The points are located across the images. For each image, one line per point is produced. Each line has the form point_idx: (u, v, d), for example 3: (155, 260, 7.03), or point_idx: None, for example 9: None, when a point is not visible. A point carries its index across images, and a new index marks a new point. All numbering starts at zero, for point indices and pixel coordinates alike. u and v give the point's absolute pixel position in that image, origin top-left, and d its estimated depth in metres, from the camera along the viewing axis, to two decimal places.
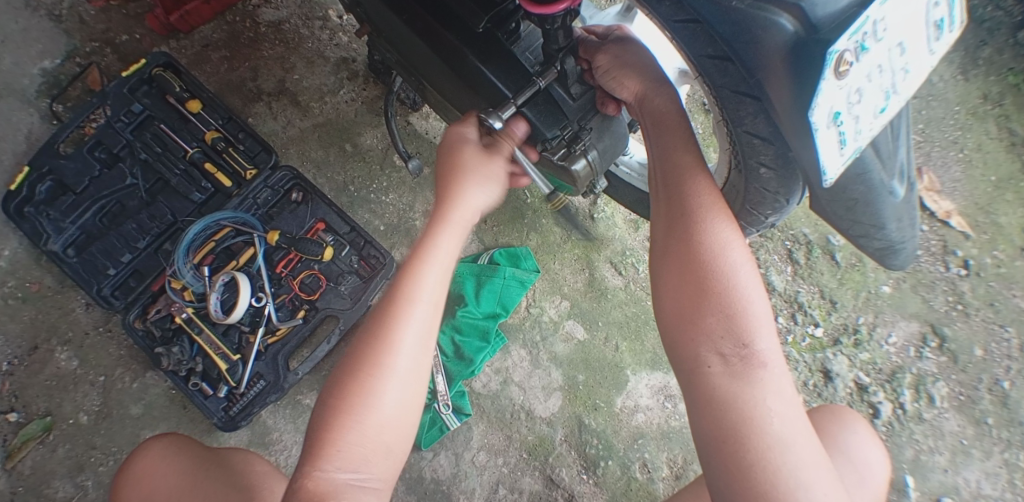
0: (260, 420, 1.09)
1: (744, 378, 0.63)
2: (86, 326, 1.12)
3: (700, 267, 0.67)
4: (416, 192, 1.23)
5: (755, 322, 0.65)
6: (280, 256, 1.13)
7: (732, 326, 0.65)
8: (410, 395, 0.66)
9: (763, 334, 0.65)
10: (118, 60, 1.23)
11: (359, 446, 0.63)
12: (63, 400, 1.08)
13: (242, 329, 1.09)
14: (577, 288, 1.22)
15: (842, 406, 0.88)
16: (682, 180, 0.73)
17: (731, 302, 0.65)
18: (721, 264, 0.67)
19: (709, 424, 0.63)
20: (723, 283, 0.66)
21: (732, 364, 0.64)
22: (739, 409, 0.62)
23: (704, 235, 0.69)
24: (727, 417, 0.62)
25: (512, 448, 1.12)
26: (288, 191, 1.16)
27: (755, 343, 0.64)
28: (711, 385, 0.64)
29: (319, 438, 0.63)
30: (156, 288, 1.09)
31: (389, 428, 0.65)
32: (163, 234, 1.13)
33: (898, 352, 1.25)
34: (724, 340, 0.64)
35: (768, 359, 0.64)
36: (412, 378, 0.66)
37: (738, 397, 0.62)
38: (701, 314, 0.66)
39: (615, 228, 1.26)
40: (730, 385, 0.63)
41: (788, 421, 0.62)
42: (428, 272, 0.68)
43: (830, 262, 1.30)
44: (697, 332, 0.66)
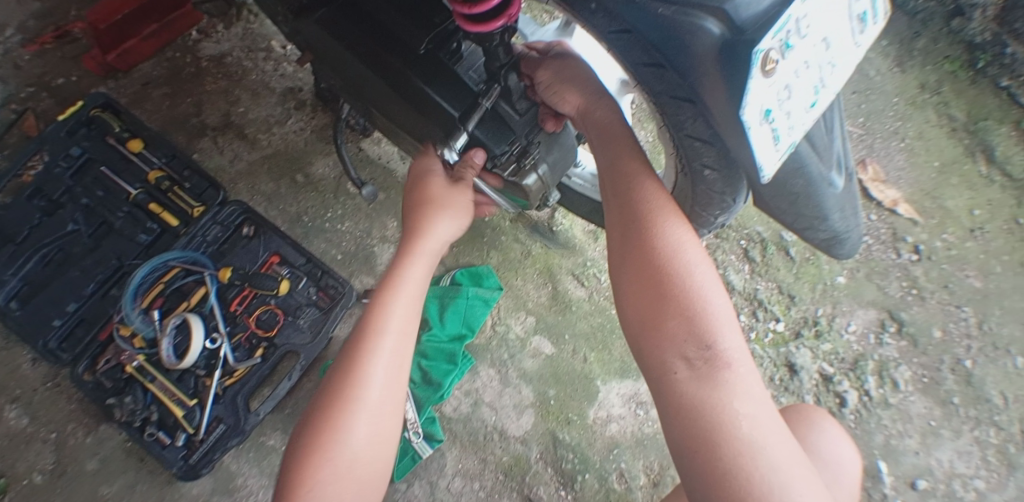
0: (223, 466, 1.04)
1: (711, 381, 0.62)
2: (34, 383, 1.07)
3: (658, 272, 0.67)
4: (373, 218, 1.21)
5: (716, 322, 0.65)
6: (234, 294, 1.10)
7: (694, 328, 0.64)
8: (381, 427, 0.66)
9: (726, 333, 0.64)
10: (55, 103, 1.20)
11: (328, 483, 0.62)
12: (14, 460, 1.03)
13: (198, 374, 1.05)
14: (541, 302, 1.21)
15: (806, 405, 0.89)
16: (631, 187, 0.73)
17: (690, 303, 0.65)
18: (677, 267, 0.67)
19: (682, 431, 0.62)
20: (681, 285, 0.66)
21: (698, 367, 0.63)
22: (709, 413, 0.61)
23: (658, 239, 0.69)
24: (698, 424, 0.61)
25: (488, 470, 1.10)
26: (239, 226, 1.14)
27: (718, 343, 0.63)
28: (679, 391, 0.63)
29: (292, 478, 0.63)
30: (104, 337, 1.06)
31: (359, 462, 0.64)
32: (109, 280, 1.09)
33: (859, 340, 1.28)
34: (688, 343, 0.64)
35: (733, 358, 0.63)
36: (383, 407, 0.66)
37: (707, 401, 0.61)
38: (663, 318, 0.66)
39: (574, 240, 1.26)
40: (697, 389, 0.62)
41: (760, 422, 0.61)
42: (398, 304, 0.70)
43: (785, 258, 1.32)
44: (660, 337, 0.65)
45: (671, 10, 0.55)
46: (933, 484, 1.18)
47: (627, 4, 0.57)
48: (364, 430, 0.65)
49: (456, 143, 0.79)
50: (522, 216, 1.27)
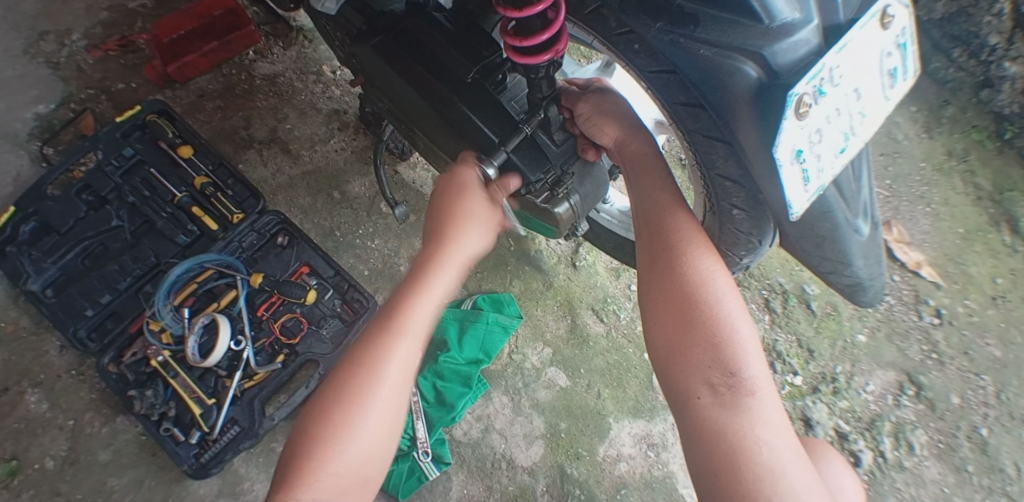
0: (232, 469, 1.05)
1: (735, 408, 0.63)
2: (59, 369, 1.10)
3: (687, 298, 0.69)
4: (402, 238, 1.25)
5: (741, 350, 0.66)
6: (262, 300, 1.13)
7: (719, 355, 0.65)
8: (389, 426, 0.65)
9: (750, 362, 0.66)
10: (112, 106, 1.26)
11: (332, 474, 0.61)
12: (29, 444, 1.05)
13: (219, 374, 1.07)
14: (559, 334, 1.22)
15: (817, 441, 0.87)
16: (662, 217, 0.75)
17: (717, 331, 0.66)
18: (706, 294, 0.69)
19: (703, 456, 0.64)
20: (708, 313, 0.67)
21: (722, 394, 0.64)
22: (731, 439, 0.62)
23: (687, 267, 0.71)
24: (719, 449, 0.62)
25: (493, 498, 1.09)
26: (274, 235, 1.18)
27: (742, 371, 0.65)
28: (703, 416, 0.64)
29: (291, 466, 0.62)
30: (133, 330, 1.08)
31: (365, 460, 0.64)
32: (144, 276, 1.13)
33: (876, 400, 1.26)
34: (712, 369, 0.65)
35: (756, 387, 0.64)
36: (393, 407, 0.65)
37: (729, 427, 0.63)
38: (689, 344, 0.67)
39: (596, 276, 1.28)
40: (721, 416, 0.63)
41: (779, 449, 0.63)
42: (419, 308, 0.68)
43: (806, 312, 1.33)
44: (684, 362, 0.67)
45: (712, 51, 0.58)
46: None
47: (671, 44, 0.61)
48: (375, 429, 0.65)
49: (496, 162, 0.81)
50: (547, 248, 1.29)
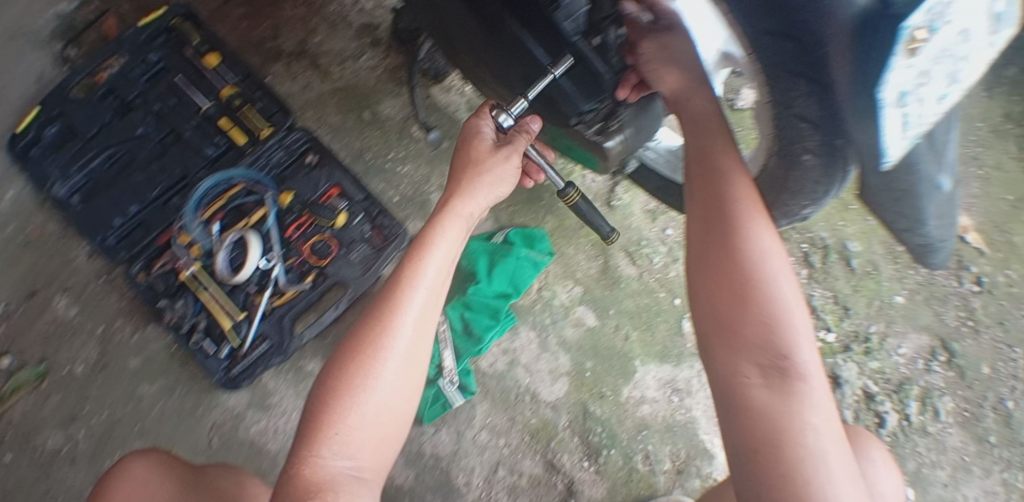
0: (261, 383, 1.06)
1: (783, 391, 0.60)
2: (87, 276, 1.10)
3: (738, 270, 0.64)
4: (433, 165, 1.20)
5: (793, 332, 0.62)
6: (291, 219, 1.11)
7: (771, 335, 0.61)
8: (408, 378, 0.67)
9: (802, 345, 0.62)
10: (136, 9, 1.21)
11: (354, 429, 0.63)
12: (60, 347, 1.07)
13: (248, 291, 1.06)
14: (590, 274, 1.19)
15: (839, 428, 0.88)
16: (721, 179, 0.70)
17: (768, 309, 0.62)
18: (760, 269, 0.64)
19: (743, 436, 0.61)
20: (760, 290, 0.63)
21: (771, 375, 0.61)
22: (776, 419, 0.59)
23: (741, 240, 0.66)
24: (759, 429, 0.60)
25: (514, 430, 1.11)
26: (302, 154, 1.15)
27: (794, 354, 0.61)
28: (749, 395, 0.61)
29: (313, 422, 0.63)
30: (162, 242, 1.08)
31: (381, 414, 0.64)
32: (172, 188, 1.11)
33: (907, 363, 1.24)
34: (761, 350, 0.61)
35: (808, 371, 0.61)
36: (406, 364, 0.67)
37: (774, 409, 0.60)
38: (737, 321, 0.63)
39: (632, 218, 1.22)
40: (768, 397, 0.60)
41: (825, 435, 0.59)
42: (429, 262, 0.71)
43: (846, 268, 1.28)
44: (733, 338, 0.63)
45: None
46: None
47: None
48: (388, 382, 0.65)
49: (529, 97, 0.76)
50: (583, 184, 1.22)
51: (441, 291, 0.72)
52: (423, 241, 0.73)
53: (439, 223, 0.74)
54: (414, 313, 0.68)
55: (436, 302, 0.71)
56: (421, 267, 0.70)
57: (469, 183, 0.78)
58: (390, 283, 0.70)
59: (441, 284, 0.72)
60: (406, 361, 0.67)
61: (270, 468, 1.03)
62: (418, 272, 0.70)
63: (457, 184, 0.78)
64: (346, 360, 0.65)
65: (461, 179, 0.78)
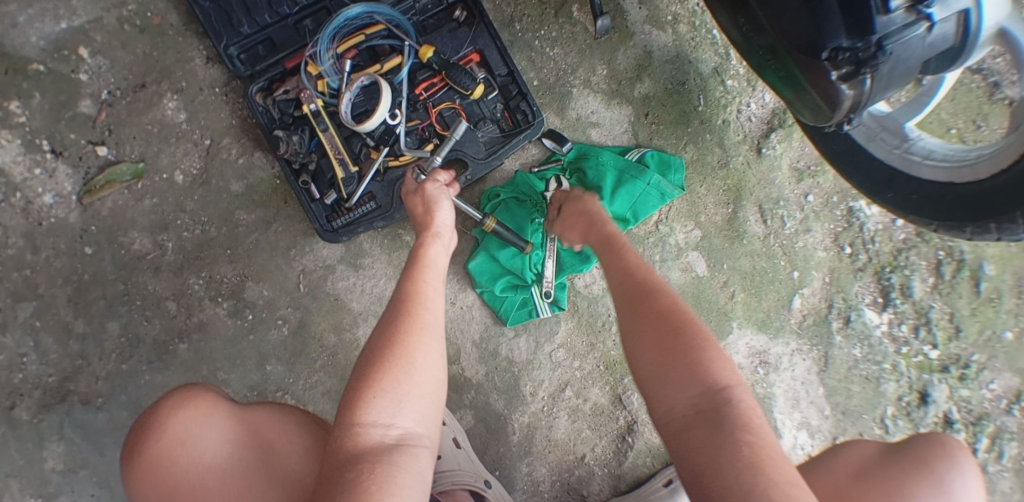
0: (357, 242, 1.02)
1: (716, 419, 0.53)
2: (202, 83, 1.04)
3: (660, 318, 0.61)
4: (584, 56, 1.09)
5: (712, 364, 0.57)
6: (424, 78, 1.02)
7: (692, 373, 0.57)
8: (436, 359, 0.66)
9: (721, 372, 0.57)
10: None
11: (403, 393, 0.62)
12: (160, 151, 1.02)
13: (366, 142, 1.00)
14: (714, 221, 1.10)
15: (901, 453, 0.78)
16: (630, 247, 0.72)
17: (693, 345, 0.58)
18: (671, 309, 0.62)
19: (691, 475, 0.52)
20: (675, 327, 0.60)
21: (698, 412, 0.54)
22: (723, 449, 0.51)
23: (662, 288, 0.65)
24: (704, 456, 0.51)
25: (592, 356, 1.08)
26: (451, 7, 1.03)
27: (707, 383, 0.56)
28: (685, 438, 0.54)
29: (348, 398, 0.62)
30: (289, 66, 1.00)
31: (418, 385, 0.63)
32: (308, 10, 1.01)
33: (992, 400, 1.18)
34: (686, 389, 0.56)
35: (734, 396, 0.55)
36: (436, 347, 0.67)
37: (718, 436, 0.52)
38: (665, 367, 0.58)
39: (776, 173, 1.11)
40: (705, 434, 0.52)
41: (781, 459, 0.51)
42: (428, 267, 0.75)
43: (972, 290, 1.17)
44: (662, 385, 0.58)
45: None
46: None
47: None
48: (430, 353, 0.66)
49: None
50: (735, 121, 1.11)
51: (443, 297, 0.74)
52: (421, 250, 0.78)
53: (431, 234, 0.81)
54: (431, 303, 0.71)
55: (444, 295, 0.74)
56: (426, 269, 0.75)
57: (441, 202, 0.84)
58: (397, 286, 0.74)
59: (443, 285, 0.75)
60: (431, 348, 0.66)
61: (350, 326, 1.02)
62: (422, 271, 0.75)
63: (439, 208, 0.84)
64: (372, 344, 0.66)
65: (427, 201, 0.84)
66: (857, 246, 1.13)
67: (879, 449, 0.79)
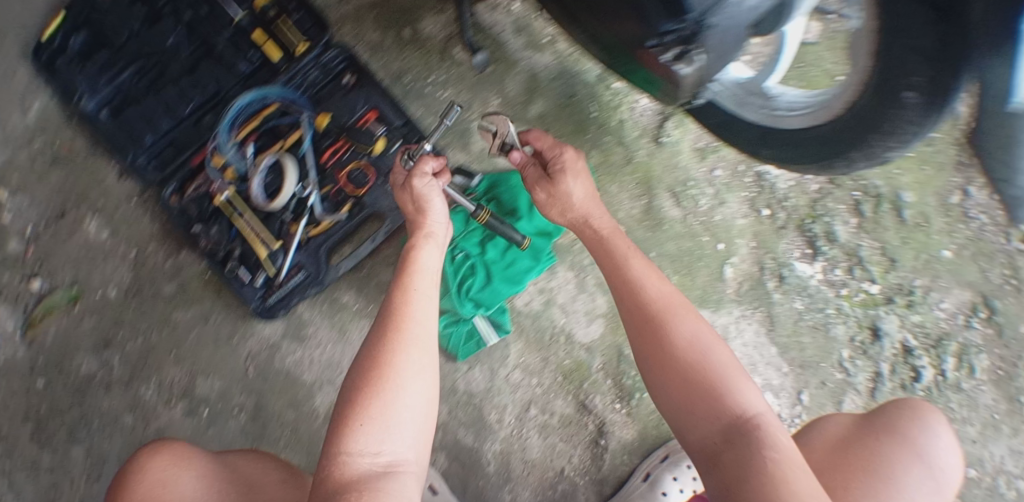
0: (296, 313, 1.05)
1: (745, 436, 0.66)
2: (119, 197, 1.07)
3: (682, 353, 0.75)
4: (475, 91, 1.13)
5: (739, 394, 0.71)
6: (327, 144, 1.04)
7: (718, 401, 0.70)
8: (427, 380, 0.72)
9: (749, 400, 0.70)
10: None
11: (387, 421, 0.66)
12: (91, 271, 1.06)
13: (284, 219, 1.01)
14: (633, 215, 1.14)
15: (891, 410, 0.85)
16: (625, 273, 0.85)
17: (716, 377, 0.72)
18: (696, 347, 0.75)
19: (722, 485, 0.65)
20: (700, 362, 0.73)
21: (728, 435, 0.68)
22: (749, 461, 0.64)
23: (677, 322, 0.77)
24: (734, 470, 0.64)
25: (547, 370, 1.11)
26: (340, 74, 1.07)
27: (744, 411, 0.69)
28: (721, 455, 0.67)
29: (338, 421, 0.67)
30: (195, 163, 1.03)
31: (410, 407, 0.68)
32: (205, 106, 1.05)
33: (947, 318, 1.21)
34: (716, 416, 0.70)
35: (760, 420, 0.68)
36: (422, 365, 0.72)
37: (746, 450, 0.65)
38: (693, 399, 0.72)
39: (680, 156, 1.16)
40: (735, 452, 0.66)
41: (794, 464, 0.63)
42: (417, 283, 0.81)
43: (897, 220, 1.22)
44: (694, 412, 0.71)
45: None
46: (982, 475, 1.18)
47: None
48: (416, 375, 0.70)
49: None
50: (631, 118, 1.16)
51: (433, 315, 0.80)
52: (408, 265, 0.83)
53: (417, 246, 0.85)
54: (418, 323, 0.76)
55: (433, 310, 0.80)
56: (412, 284, 0.80)
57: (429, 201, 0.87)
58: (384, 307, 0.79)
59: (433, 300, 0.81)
60: (417, 367, 0.71)
61: (306, 398, 1.04)
62: (411, 287, 0.80)
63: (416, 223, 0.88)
64: (361, 367, 0.71)
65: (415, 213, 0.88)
66: (774, 207, 1.18)
67: (850, 420, 0.87)
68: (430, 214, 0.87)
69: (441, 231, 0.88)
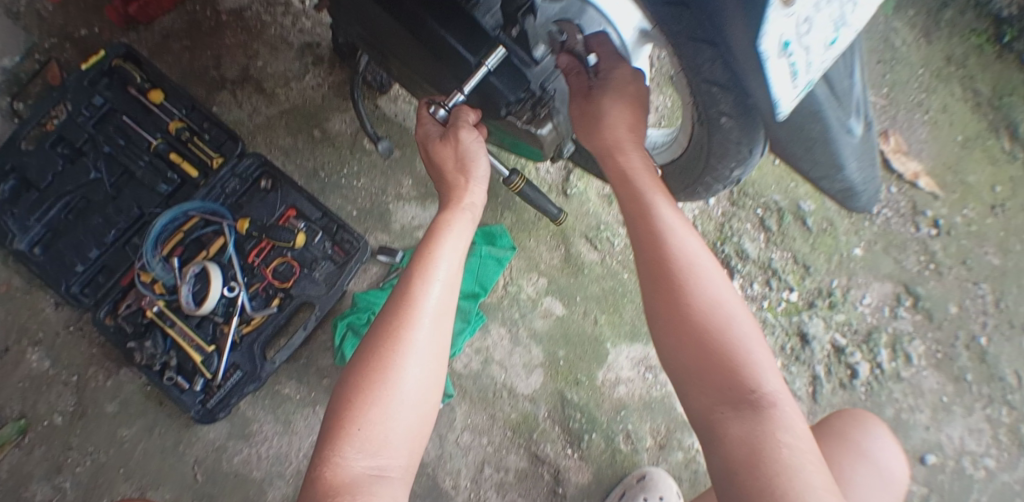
0: (240, 412, 1.07)
1: (756, 415, 0.61)
2: (56, 326, 1.10)
3: (711, 322, 0.65)
4: (388, 176, 1.21)
5: (759, 368, 0.63)
6: (252, 245, 1.11)
7: (734, 375, 0.63)
8: (432, 379, 0.68)
9: (767, 378, 0.63)
10: (78, 54, 1.20)
11: (381, 426, 0.63)
12: (36, 401, 1.07)
13: (217, 321, 1.07)
14: (553, 265, 1.21)
15: (846, 414, 0.92)
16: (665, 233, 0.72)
17: (733, 349, 0.64)
18: (720, 322, 0.65)
19: (722, 464, 0.61)
20: (725, 333, 0.64)
21: (744, 407, 0.62)
22: (756, 444, 0.59)
23: (705, 295, 0.67)
24: (739, 450, 0.60)
25: (496, 426, 1.13)
26: (256, 179, 1.15)
27: (762, 388, 0.62)
28: (725, 429, 0.62)
29: (338, 418, 0.64)
30: (125, 283, 1.08)
31: (406, 406, 0.65)
32: (131, 228, 1.11)
33: (873, 312, 1.27)
34: (734, 388, 0.63)
35: (778, 401, 0.62)
36: (428, 361, 0.68)
37: (757, 432, 0.60)
38: (711, 369, 0.64)
39: (589, 205, 1.24)
40: (742, 426, 0.61)
41: (801, 450, 0.59)
42: (435, 269, 0.72)
43: (802, 228, 1.30)
44: (711, 381, 0.64)
45: None
46: (943, 459, 1.21)
47: None
48: (412, 374, 0.66)
49: (450, 103, 0.77)
50: (537, 177, 1.24)
51: (449, 308, 0.72)
52: (426, 253, 0.73)
53: (440, 234, 0.75)
54: (436, 311, 0.70)
55: (450, 298, 0.72)
56: (432, 269, 0.72)
57: (464, 187, 0.80)
58: (398, 293, 0.71)
59: (452, 286, 0.73)
60: (419, 364, 0.67)
61: (258, 494, 1.05)
62: (431, 273, 0.72)
63: (442, 216, 0.78)
64: (365, 357, 0.66)
65: (451, 185, 0.80)
66: None
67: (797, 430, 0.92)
68: (474, 178, 0.80)
69: (465, 225, 0.78)
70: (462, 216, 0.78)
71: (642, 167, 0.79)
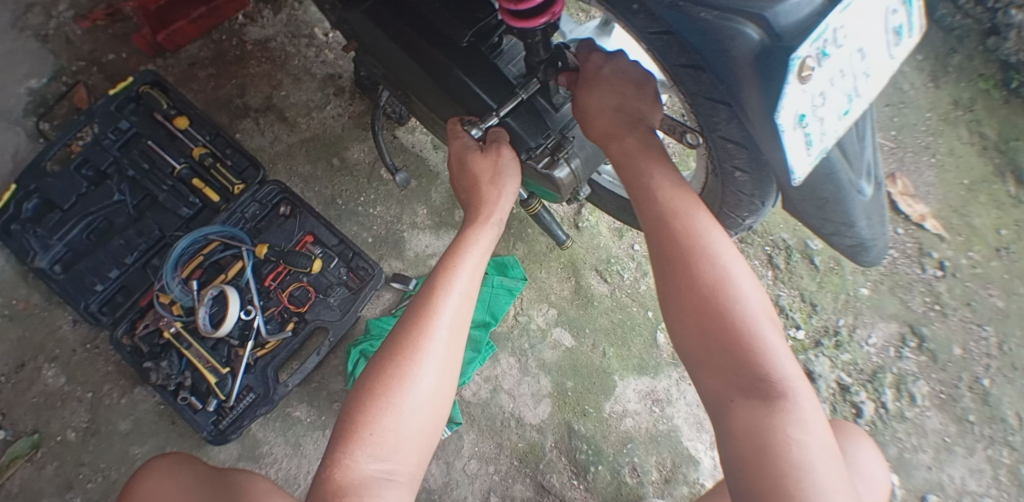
0: (250, 434, 1.09)
1: (769, 407, 0.60)
2: (73, 344, 1.12)
3: (721, 312, 0.63)
4: (404, 204, 1.24)
5: (771, 355, 0.61)
6: (269, 269, 1.14)
7: (744, 362, 0.61)
8: (444, 385, 0.69)
9: (781, 364, 0.61)
10: (105, 79, 1.24)
11: (393, 431, 0.65)
12: (51, 417, 1.08)
13: (231, 343, 1.09)
14: (564, 296, 1.23)
15: (842, 428, 0.93)
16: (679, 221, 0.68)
17: (745, 336, 0.61)
18: (731, 310, 0.63)
19: (734, 453, 0.60)
20: (736, 321, 0.62)
21: (755, 395, 0.60)
22: (766, 436, 0.58)
23: (719, 281, 0.64)
24: (749, 443, 0.59)
25: (503, 455, 1.13)
26: (275, 205, 1.17)
27: (772, 375, 0.61)
28: (734, 417, 0.61)
29: (351, 422, 0.65)
30: (143, 303, 1.10)
31: (418, 412, 0.66)
32: (151, 250, 1.14)
33: (878, 352, 1.28)
34: (743, 374, 0.61)
35: (790, 389, 0.60)
36: (439, 366, 0.68)
37: (767, 423, 0.59)
38: (720, 358, 0.62)
39: (599, 237, 1.27)
40: (752, 415, 0.60)
41: (812, 445, 0.58)
42: (456, 279, 0.73)
43: (809, 266, 1.32)
44: (721, 372, 0.62)
45: (712, 13, 0.53)
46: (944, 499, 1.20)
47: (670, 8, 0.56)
48: (425, 380, 0.67)
49: (485, 125, 0.78)
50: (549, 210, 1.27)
51: (466, 317, 0.73)
52: (449, 264, 0.74)
53: (464, 249, 0.76)
54: (449, 317, 0.70)
55: (469, 308, 0.73)
56: (453, 278, 0.73)
57: (486, 196, 0.80)
58: (418, 300, 0.72)
59: (471, 297, 0.73)
60: (432, 368, 0.67)
61: None
62: (450, 281, 0.72)
63: (470, 230, 0.78)
64: (381, 361, 0.68)
65: (475, 195, 0.81)
66: None
67: None
68: (503, 193, 0.80)
69: (489, 240, 0.78)
70: (487, 230, 0.78)
71: (649, 146, 0.74)
